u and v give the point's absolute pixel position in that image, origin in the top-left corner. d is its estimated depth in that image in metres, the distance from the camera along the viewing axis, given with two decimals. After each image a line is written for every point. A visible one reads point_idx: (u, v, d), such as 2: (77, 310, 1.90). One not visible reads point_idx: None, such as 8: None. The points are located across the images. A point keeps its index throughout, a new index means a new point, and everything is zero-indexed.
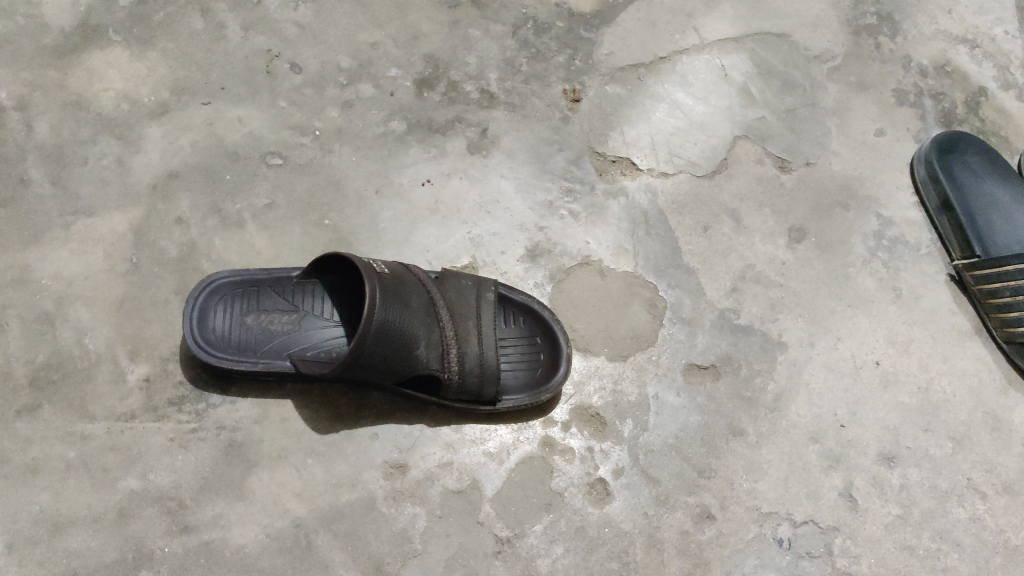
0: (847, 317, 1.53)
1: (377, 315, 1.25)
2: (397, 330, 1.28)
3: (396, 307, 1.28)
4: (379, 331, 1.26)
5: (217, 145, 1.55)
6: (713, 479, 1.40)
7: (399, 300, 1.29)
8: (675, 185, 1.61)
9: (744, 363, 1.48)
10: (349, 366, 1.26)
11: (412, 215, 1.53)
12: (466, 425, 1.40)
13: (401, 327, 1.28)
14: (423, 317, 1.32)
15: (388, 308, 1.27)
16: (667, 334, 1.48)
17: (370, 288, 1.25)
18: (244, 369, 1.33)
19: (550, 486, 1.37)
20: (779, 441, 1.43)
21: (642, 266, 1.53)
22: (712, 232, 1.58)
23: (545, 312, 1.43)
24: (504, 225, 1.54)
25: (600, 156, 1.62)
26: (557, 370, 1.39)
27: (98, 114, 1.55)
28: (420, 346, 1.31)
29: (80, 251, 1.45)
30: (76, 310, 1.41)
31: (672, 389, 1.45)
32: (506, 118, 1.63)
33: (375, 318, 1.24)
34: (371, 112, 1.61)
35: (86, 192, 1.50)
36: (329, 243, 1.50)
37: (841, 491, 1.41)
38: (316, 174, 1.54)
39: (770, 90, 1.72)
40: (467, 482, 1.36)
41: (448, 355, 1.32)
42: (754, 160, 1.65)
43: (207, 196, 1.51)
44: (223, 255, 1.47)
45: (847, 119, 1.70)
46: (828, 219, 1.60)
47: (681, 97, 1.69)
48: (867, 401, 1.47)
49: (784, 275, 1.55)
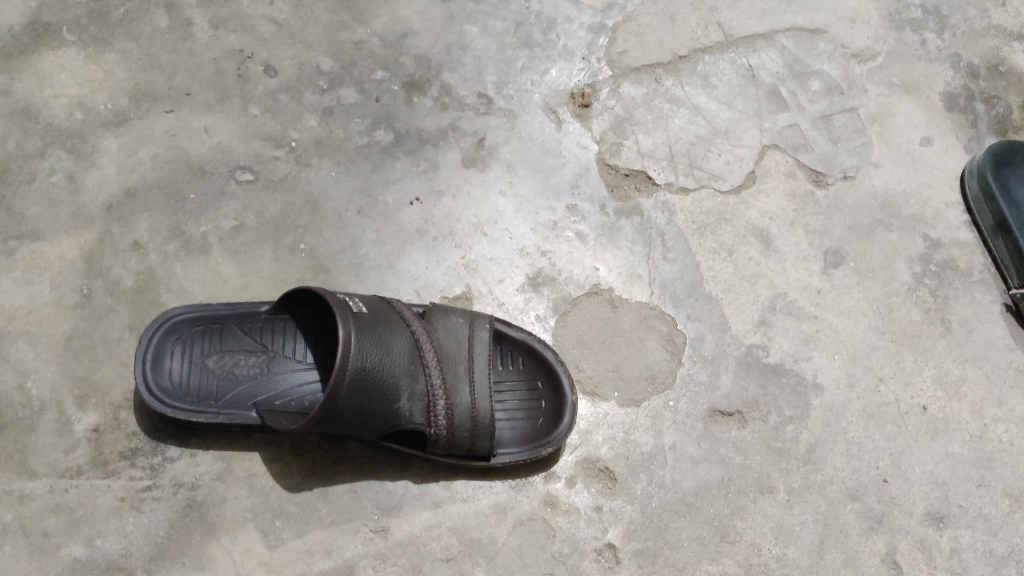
0: (890, 355, 1.35)
1: (351, 363, 1.09)
2: (375, 381, 1.11)
3: (375, 354, 1.12)
4: (355, 382, 1.09)
5: (180, 160, 1.38)
6: (737, 544, 1.23)
7: (378, 344, 1.13)
8: (696, 202, 1.43)
9: (774, 409, 1.30)
10: (320, 423, 1.09)
11: (399, 238, 1.36)
12: (458, 481, 1.23)
13: (380, 375, 1.12)
14: (406, 363, 1.15)
15: (366, 355, 1.10)
16: (686, 375, 1.31)
17: (343, 332, 1.08)
18: (202, 421, 1.17)
19: (553, 553, 1.20)
20: (813, 499, 1.26)
21: (658, 296, 1.36)
22: (737, 257, 1.40)
23: (548, 353, 1.26)
24: (502, 249, 1.37)
25: (611, 169, 1.44)
26: (561, 421, 1.23)
27: (49, 125, 1.39)
28: (402, 397, 1.14)
29: (24, 281, 1.29)
30: (18, 349, 1.25)
31: (692, 439, 1.28)
32: (506, 126, 1.45)
33: (350, 369, 1.08)
34: (354, 120, 1.43)
35: (33, 213, 1.34)
36: (305, 271, 1.33)
37: (884, 558, 1.24)
38: (291, 192, 1.37)
39: (803, 94, 1.53)
40: (457, 548, 1.20)
41: (434, 407, 1.15)
42: (785, 173, 1.47)
43: (167, 217, 1.34)
44: (185, 285, 1.30)
45: (889, 127, 1.52)
46: (868, 242, 1.43)
47: (704, 101, 1.51)
48: (913, 453, 1.30)
49: (819, 305, 1.37)
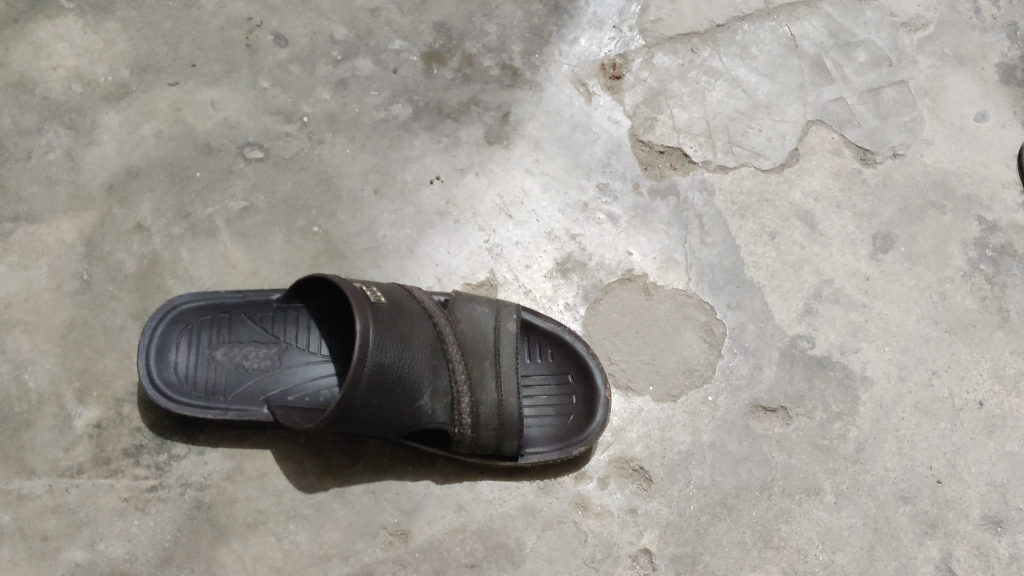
0: (944, 347, 1.26)
1: (370, 359, 1.01)
2: (396, 378, 1.03)
3: (395, 348, 1.04)
4: (374, 378, 1.01)
5: (185, 136, 1.29)
6: (782, 550, 1.15)
7: (398, 338, 1.05)
8: (735, 181, 1.34)
9: (820, 404, 1.22)
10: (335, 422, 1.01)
11: (419, 220, 1.28)
12: (483, 482, 1.16)
13: (400, 371, 1.04)
14: (429, 358, 1.07)
15: (385, 350, 1.02)
16: (726, 368, 1.23)
17: (362, 324, 1.00)
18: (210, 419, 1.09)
19: (584, 559, 1.13)
20: (862, 501, 1.18)
21: (695, 283, 1.28)
22: (780, 241, 1.31)
23: (578, 345, 1.17)
24: (528, 232, 1.29)
25: (644, 146, 1.35)
26: (594, 418, 1.14)
27: (45, 99, 1.31)
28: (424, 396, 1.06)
29: (20, 265, 1.21)
30: (14, 338, 1.18)
31: (733, 437, 1.20)
32: (533, 99, 1.36)
33: (368, 365, 1.00)
34: (370, 92, 1.34)
35: (30, 192, 1.25)
36: (319, 255, 1.24)
37: (938, 565, 1.16)
38: (303, 170, 1.29)
39: (848, 65, 1.43)
40: (483, 553, 1.12)
41: (458, 404, 1.07)
42: (831, 150, 1.37)
43: (172, 197, 1.26)
44: (191, 271, 1.22)
45: (942, 101, 1.42)
46: (920, 224, 1.33)
47: (743, 73, 1.42)
48: (969, 452, 1.21)
49: (868, 293, 1.29)
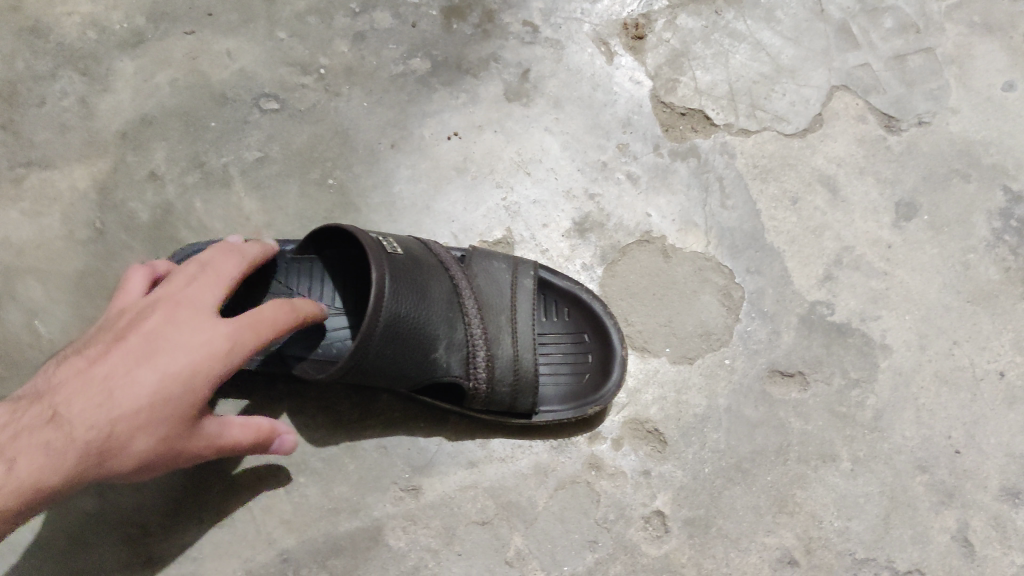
0: (965, 317, 1.24)
1: (385, 308, 0.97)
2: (412, 329, 1.01)
3: (411, 299, 1.01)
4: (390, 328, 0.98)
5: (201, 85, 1.28)
6: (796, 516, 1.13)
7: (414, 289, 1.02)
8: (757, 145, 1.32)
9: (838, 371, 1.20)
10: (349, 375, 0.99)
11: (435, 175, 1.26)
12: (495, 440, 1.14)
13: (416, 322, 1.01)
14: (444, 309, 1.05)
15: (401, 300, 0.99)
16: (744, 331, 1.21)
17: (378, 272, 0.96)
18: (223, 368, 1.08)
19: (596, 519, 1.12)
20: (879, 469, 1.16)
21: (714, 246, 1.26)
22: (801, 206, 1.29)
23: (595, 303, 1.16)
24: (546, 190, 1.27)
25: (665, 107, 1.33)
26: (610, 377, 1.13)
27: (60, 45, 1.29)
28: (440, 347, 1.04)
29: (33, 212, 1.21)
30: (28, 285, 1.18)
31: (750, 401, 1.18)
32: (553, 57, 1.34)
33: (383, 315, 0.97)
34: (388, 46, 1.32)
35: (43, 138, 1.24)
36: (334, 208, 1.23)
37: (955, 535, 1.14)
38: (319, 122, 1.27)
39: (875, 31, 1.40)
40: (493, 511, 1.11)
41: (474, 357, 1.06)
42: (855, 117, 1.35)
43: (186, 146, 1.24)
44: (204, 221, 1.21)
45: (969, 69, 1.38)
46: (944, 193, 1.31)
47: (767, 36, 1.39)
48: (988, 422, 1.19)
49: (889, 260, 1.27)
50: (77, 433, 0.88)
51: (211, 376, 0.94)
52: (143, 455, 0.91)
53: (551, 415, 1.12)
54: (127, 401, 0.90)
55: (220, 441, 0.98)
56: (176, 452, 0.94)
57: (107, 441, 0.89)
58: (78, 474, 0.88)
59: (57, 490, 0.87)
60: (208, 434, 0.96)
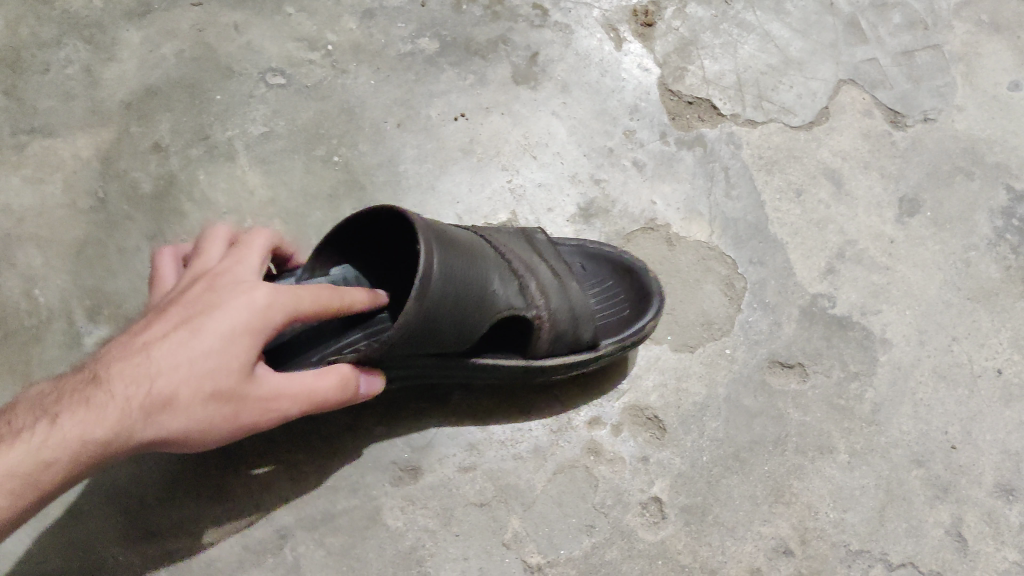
0: (965, 314, 1.24)
1: (437, 277, 0.87)
2: (467, 291, 0.92)
3: (451, 240, 0.92)
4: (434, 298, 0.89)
5: (207, 58, 1.27)
6: (792, 506, 1.14)
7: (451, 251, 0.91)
8: (763, 136, 1.32)
9: (837, 364, 1.21)
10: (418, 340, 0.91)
11: (441, 156, 1.25)
12: (495, 423, 1.15)
13: (465, 284, 0.92)
14: (483, 253, 0.97)
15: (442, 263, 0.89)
16: (745, 321, 1.21)
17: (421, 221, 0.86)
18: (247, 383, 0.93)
19: (594, 504, 1.12)
20: (876, 462, 1.17)
21: (718, 235, 1.26)
22: (806, 198, 1.29)
23: (607, 248, 1.18)
24: (551, 174, 1.27)
25: (673, 95, 1.33)
26: (650, 304, 1.14)
27: (65, 13, 1.28)
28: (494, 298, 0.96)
29: (34, 179, 1.20)
30: (26, 253, 1.17)
31: (750, 390, 1.18)
32: (562, 41, 1.34)
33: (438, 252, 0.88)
34: (397, 24, 1.32)
35: (46, 106, 1.23)
36: (338, 185, 1.22)
37: (948, 529, 1.15)
38: (325, 99, 1.26)
39: (882, 26, 1.40)
40: (492, 493, 1.11)
41: (524, 302, 0.99)
42: (861, 111, 1.35)
43: (191, 118, 1.23)
44: (207, 194, 1.20)
45: (975, 68, 1.38)
46: (947, 190, 1.31)
47: (776, 28, 1.39)
48: (985, 419, 1.20)
49: (891, 256, 1.27)
50: (118, 395, 0.84)
51: (260, 325, 0.86)
52: (197, 413, 0.86)
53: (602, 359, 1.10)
54: (162, 359, 0.85)
55: (292, 405, 0.89)
56: (235, 411, 0.87)
57: (154, 400, 0.84)
58: (124, 434, 0.84)
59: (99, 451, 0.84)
60: (276, 391, 0.88)
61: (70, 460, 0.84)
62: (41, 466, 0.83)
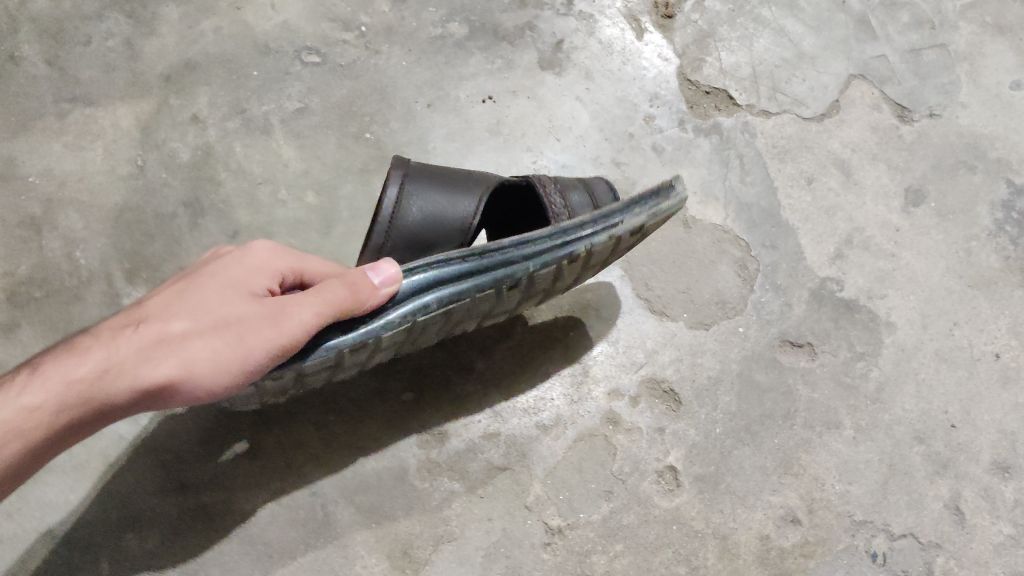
0: (966, 300, 1.29)
1: (406, 204, 1.02)
2: (449, 206, 1.03)
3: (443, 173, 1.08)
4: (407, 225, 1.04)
5: (245, 35, 1.31)
6: (801, 477, 1.19)
7: (422, 175, 1.04)
8: (777, 126, 1.37)
9: (844, 344, 1.26)
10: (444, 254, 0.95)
11: (468, 136, 1.30)
12: (519, 391, 1.21)
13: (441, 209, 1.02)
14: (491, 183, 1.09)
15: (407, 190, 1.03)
16: (757, 301, 1.27)
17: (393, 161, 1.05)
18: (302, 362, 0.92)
19: (612, 470, 1.17)
20: (879, 439, 1.22)
21: (733, 218, 1.31)
22: (816, 186, 1.34)
23: None
24: (573, 156, 1.31)
25: (691, 85, 1.38)
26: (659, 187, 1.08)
27: None
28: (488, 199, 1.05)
29: (76, 146, 1.24)
30: (68, 217, 1.21)
31: (761, 367, 1.23)
32: (586, 30, 1.39)
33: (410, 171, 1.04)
34: (428, 9, 1.36)
35: (88, 76, 1.28)
36: (369, 161, 1.26)
37: (947, 503, 1.20)
38: (358, 78, 1.30)
39: (892, 24, 1.45)
40: (515, 458, 1.17)
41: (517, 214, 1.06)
42: (870, 105, 1.40)
43: (228, 92, 1.28)
44: (243, 165, 1.24)
45: (979, 67, 1.44)
46: (950, 182, 1.36)
47: (790, 24, 1.44)
48: (983, 400, 1.25)
49: (897, 243, 1.32)
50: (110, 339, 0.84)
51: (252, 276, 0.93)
52: (197, 342, 0.84)
53: (635, 222, 1.03)
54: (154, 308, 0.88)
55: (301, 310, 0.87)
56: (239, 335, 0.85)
57: (149, 334, 0.84)
58: (116, 371, 0.82)
59: (88, 390, 0.82)
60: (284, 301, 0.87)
61: (57, 405, 0.81)
62: (24, 412, 0.80)
